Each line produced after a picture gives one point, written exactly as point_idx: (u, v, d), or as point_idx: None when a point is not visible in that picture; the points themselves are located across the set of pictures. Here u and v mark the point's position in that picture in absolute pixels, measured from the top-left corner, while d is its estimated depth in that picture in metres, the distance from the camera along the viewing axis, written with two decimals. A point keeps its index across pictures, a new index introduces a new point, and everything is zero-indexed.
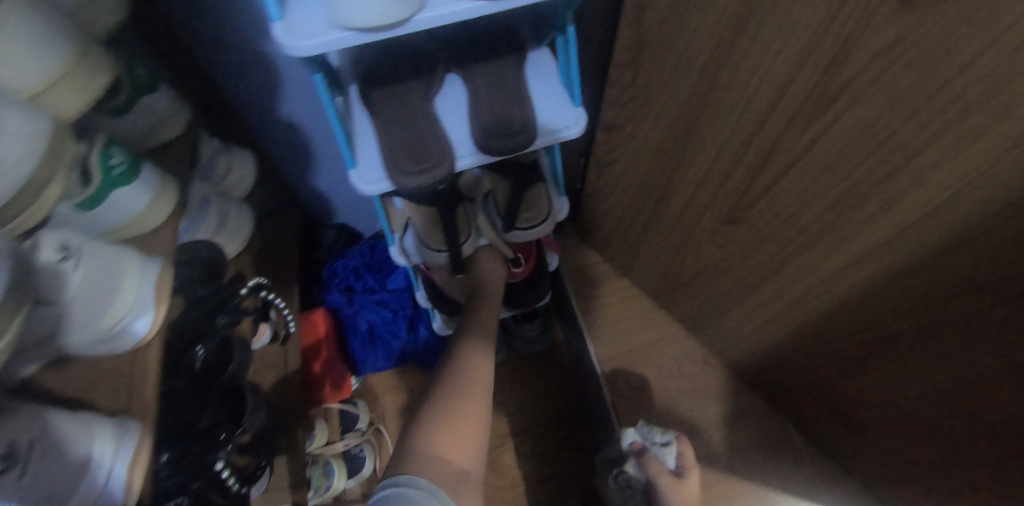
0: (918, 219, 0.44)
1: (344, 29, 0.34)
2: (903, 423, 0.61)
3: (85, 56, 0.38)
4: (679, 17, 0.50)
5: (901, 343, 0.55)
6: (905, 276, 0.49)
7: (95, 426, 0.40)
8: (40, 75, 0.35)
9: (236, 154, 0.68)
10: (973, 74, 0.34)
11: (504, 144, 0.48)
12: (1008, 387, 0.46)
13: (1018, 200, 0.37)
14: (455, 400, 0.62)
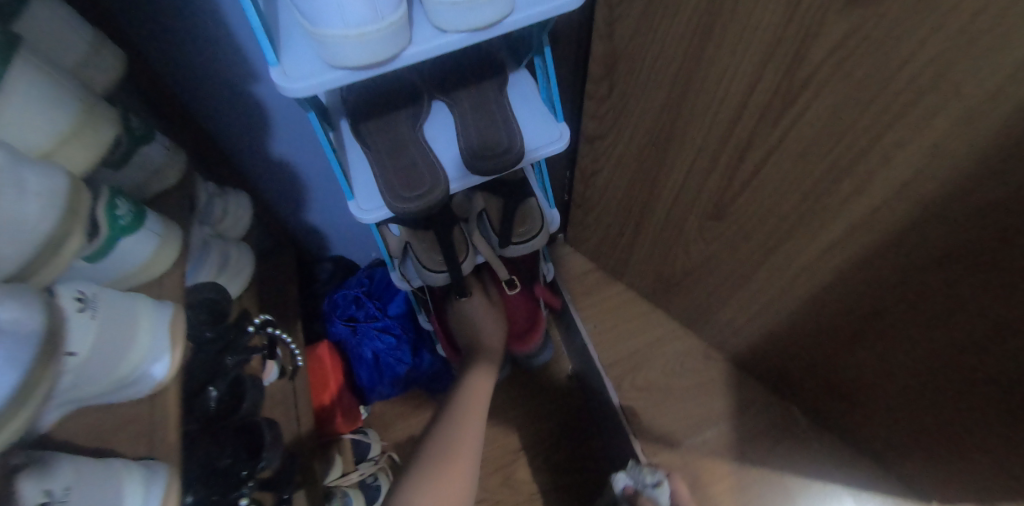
0: (890, 196, 0.47)
1: (338, 69, 0.36)
2: (901, 393, 0.64)
3: (91, 111, 0.40)
4: (647, 29, 0.53)
5: (889, 317, 0.57)
6: (886, 252, 0.51)
7: (122, 472, 0.40)
8: (52, 134, 0.37)
9: (233, 196, 0.70)
10: (924, 58, 0.37)
11: (493, 164, 0.50)
12: (998, 348, 0.48)
13: (981, 170, 0.39)
14: (451, 439, 0.68)
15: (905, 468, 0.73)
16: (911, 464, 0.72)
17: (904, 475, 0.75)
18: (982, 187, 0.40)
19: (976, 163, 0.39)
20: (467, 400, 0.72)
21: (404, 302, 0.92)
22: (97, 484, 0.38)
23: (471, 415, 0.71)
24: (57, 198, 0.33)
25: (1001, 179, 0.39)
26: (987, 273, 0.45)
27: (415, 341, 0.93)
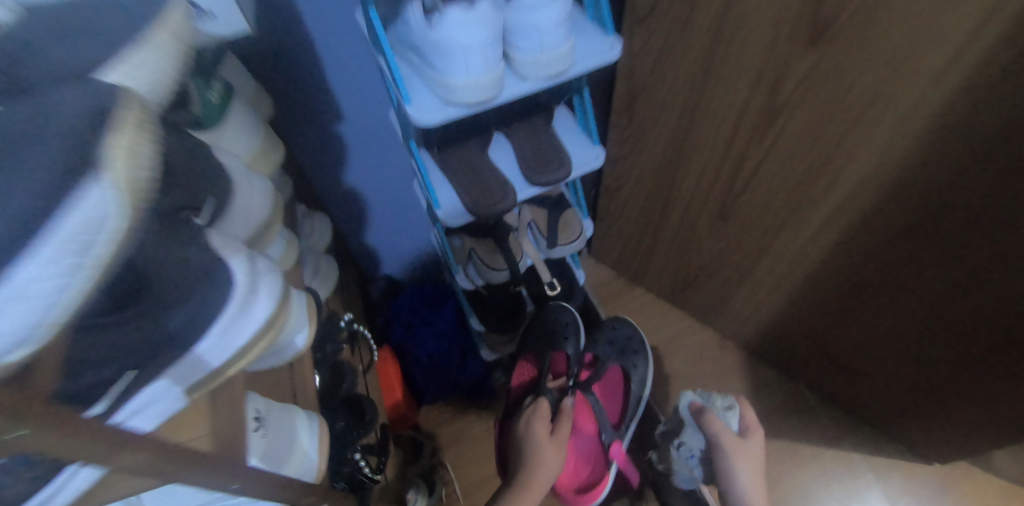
0: (856, 187, 0.61)
1: (453, 105, 0.51)
2: (894, 354, 0.76)
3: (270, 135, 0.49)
4: (659, 70, 0.68)
5: (875, 287, 0.70)
6: (861, 231, 0.65)
7: (292, 412, 0.50)
8: (249, 151, 0.46)
9: (319, 217, 0.79)
10: (866, 82, 0.51)
11: (549, 178, 0.65)
12: (960, 298, 0.61)
13: (920, 159, 0.53)
14: (525, 467, 0.73)
15: (907, 425, 0.86)
16: (912, 418, 0.84)
17: (905, 430, 0.87)
18: (923, 172, 0.54)
19: (921, 151, 0.53)
20: (536, 447, 0.75)
21: (454, 310, 1.04)
22: (280, 417, 0.48)
23: (540, 453, 0.74)
24: (268, 195, 0.44)
25: (943, 159, 0.52)
26: (944, 237, 0.58)
27: (462, 346, 1.04)
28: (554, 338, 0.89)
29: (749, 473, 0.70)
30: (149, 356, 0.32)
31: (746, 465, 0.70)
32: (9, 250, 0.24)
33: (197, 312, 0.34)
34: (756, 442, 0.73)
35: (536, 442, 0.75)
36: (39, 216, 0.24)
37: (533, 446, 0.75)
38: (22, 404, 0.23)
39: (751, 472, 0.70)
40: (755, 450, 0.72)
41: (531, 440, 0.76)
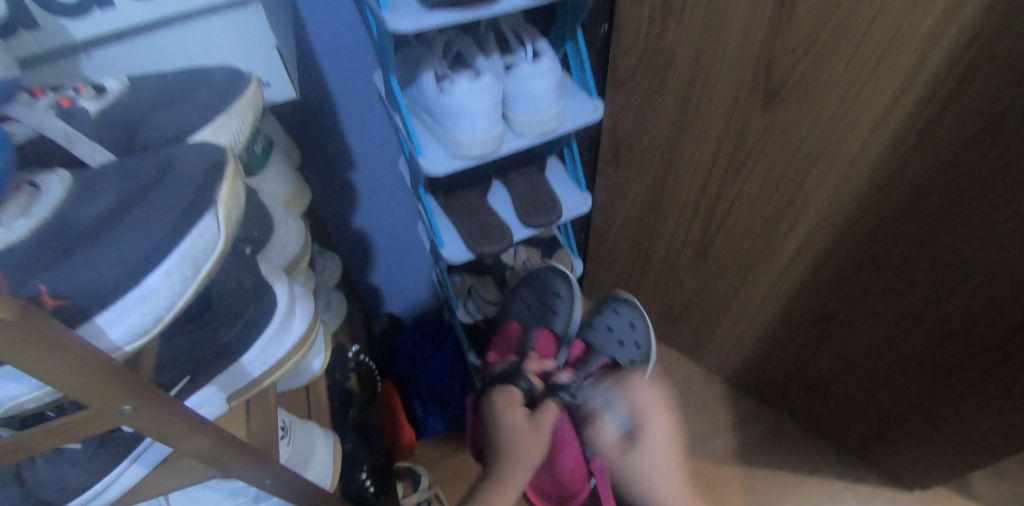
0: (815, 226, 0.68)
1: (459, 159, 0.58)
2: (862, 382, 0.81)
3: (300, 182, 0.56)
4: (638, 127, 0.77)
5: (841, 315, 0.75)
6: (825, 265, 0.71)
7: (315, 428, 0.55)
8: (284, 194, 0.52)
9: (329, 256, 0.80)
10: (813, 139, 0.60)
11: (542, 221, 0.73)
12: (917, 327, 0.67)
13: (864, 204, 0.61)
14: (501, 462, 0.60)
15: (880, 452, 0.91)
16: (886, 446, 0.88)
17: (880, 458, 0.92)
18: (873, 210, 0.61)
19: (869, 191, 0.60)
20: (507, 436, 0.62)
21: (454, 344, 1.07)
22: (305, 431, 0.53)
23: (517, 446, 0.61)
24: (300, 234, 0.51)
25: (889, 195, 0.58)
26: (898, 267, 0.63)
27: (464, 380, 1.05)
28: (544, 314, 0.81)
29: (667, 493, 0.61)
30: (203, 365, 0.38)
31: (662, 484, 0.61)
32: (142, 261, 0.29)
33: (249, 324, 0.40)
34: (660, 452, 0.62)
35: (507, 436, 0.62)
36: (166, 235, 0.30)
37: (509, 441, 0.61)
38: (144, 387, 0.27)
39: (667, 490, 0.61)
40: (653, 458, 0.62)
41: (501, 433, 0.62)
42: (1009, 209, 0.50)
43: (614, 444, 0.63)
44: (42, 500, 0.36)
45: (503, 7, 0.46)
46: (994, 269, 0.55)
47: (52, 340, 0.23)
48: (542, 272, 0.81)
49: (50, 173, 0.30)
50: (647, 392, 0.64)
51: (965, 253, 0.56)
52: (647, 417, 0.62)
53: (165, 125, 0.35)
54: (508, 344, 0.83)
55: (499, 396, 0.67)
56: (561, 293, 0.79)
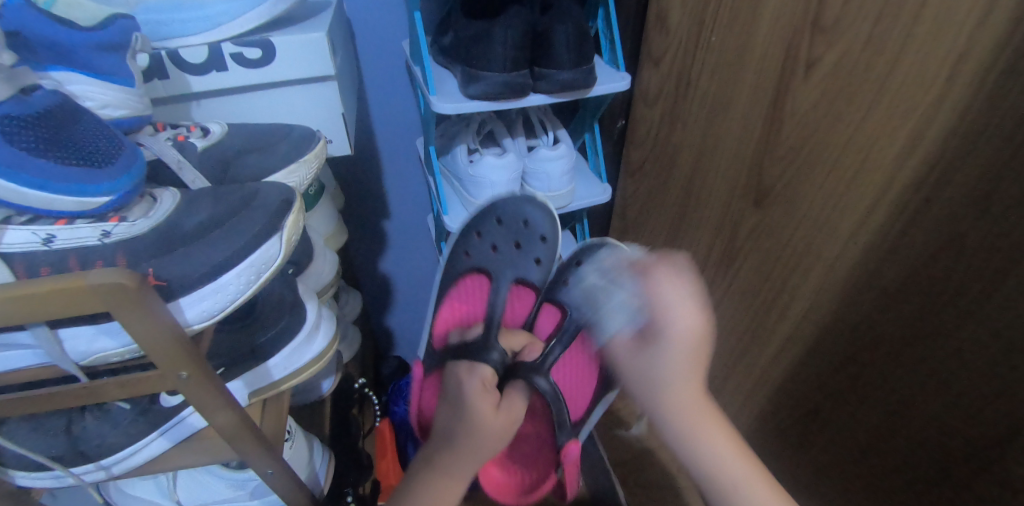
0: (802, 309, 0.65)
1: None
2: (847, 497, 0.69)
3: (340, 222, 0.65)
4: (645, 213, 0.85)
5: (822, 418, 0.69)
6: (819, 344, 0.66)
7: (314, 442, 0.60)
8: (326, 231, 0.61)
9: (353, 293, 0.88)
10: None
11: None
12: (902, 427, 0.58)
13: (837, 308, 0.61)
14: (453, 443, 0.46)
15: None
16: None
17: None
18: (859, 300, 0.58)
19: (848, 289, 0.59)
20: (462, 414, 0.47)
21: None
22: (306, 440, 0.58)
23: (474, 427, 0.46)
24: (333, 266, 0.59)
25: (866, 294, 0.58)
26: (875, 372, 0.60)
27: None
28: (518, 266, 0.63)
29: (687, 424, 0.44)
30: (239, 357, 0.45)
31: (682, 412, 0.44)
32: (220, 264, 0.36)
33: (282, 331, 0.48)
34: (682, 363, 0.44)
35: (469, 417, 0.47)
36: (242, 246, 0.37)
37: (467, 422, 0.46)
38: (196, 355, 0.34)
39: (687, 423, 0.44)
40: (673, 377, 0.44)
41: (455, 411, 0.48)
42: (973, 323, 0.48)
43: (626, 339, 0.48)
44: (84, 452, 0.43)
45: (529, 102, 0.56)
46: (999, 383, 0.47)
47: (150, 309, 0.30)
48: (524, 211, 0.63)
49: (166, 189, 0.40)
50: (675, 294, 0.45)
51: (961, 361, 0.50)
52: (669, 315, 0.45)
53: (249, 165, 0.44)
54: (475, 301, 0.64)
55: (462, 367, 0.53)
56: (548, 242, 0.63)
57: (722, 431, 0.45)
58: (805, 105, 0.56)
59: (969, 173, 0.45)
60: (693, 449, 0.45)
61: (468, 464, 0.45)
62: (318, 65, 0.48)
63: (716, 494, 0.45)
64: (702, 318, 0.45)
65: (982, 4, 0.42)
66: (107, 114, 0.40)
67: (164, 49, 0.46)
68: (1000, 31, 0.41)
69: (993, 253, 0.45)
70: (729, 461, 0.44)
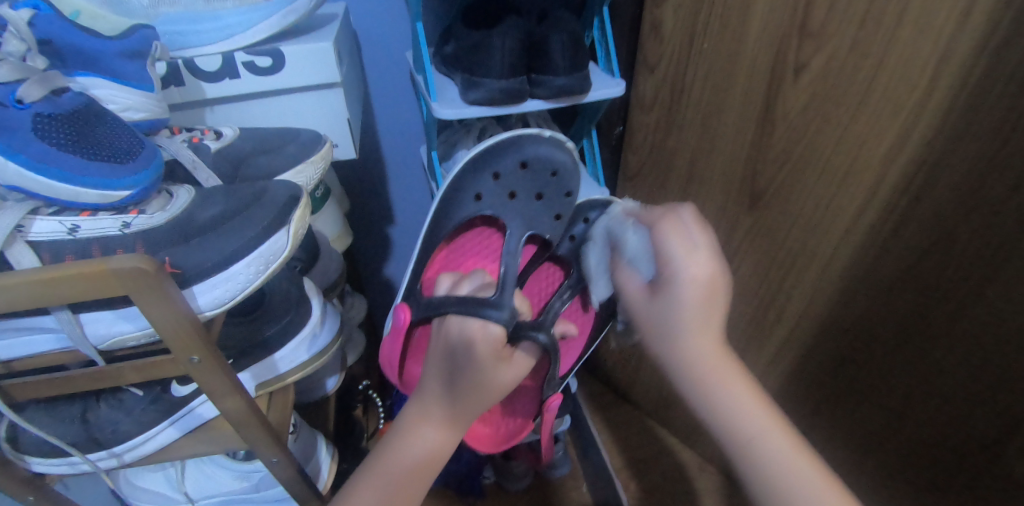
0: (819, 278, 0.64)
1: None
2: (882, 450, 0.67)
3: (345, 221, 0.66)
4: None
5: (826, 413, 0.72)
6: (845, 301, 0.63)
7: (318, 437, 0.62)
8: (332, 231, 0.63)
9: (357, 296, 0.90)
10: None
11: None
12: (941, 375, 0.56)
13: (859, 270, 0.60)
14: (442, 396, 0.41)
15: None
16: None
17: None
18: (885, 257, 0.56)
19: (844, 294, 0.62)
20: (466, 371, 0.41)
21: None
22: (309, 434, 0.60)
23: (484, 382, 0.41)
24: (335, 267, 0.62)
25: (860, 294, 0.61)
26: (878, 364, 0.62)
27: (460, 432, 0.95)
28: (535, 219, 0.59)
29: (697, 365, 0.40)
30: (246, 348, 0.48)
31: (699, 357, 0.40)
32: (232, 254, 0.39)
33: (289, 323, 0.50)
34: (694, 305, 0.39)
35: (481, 383, 0.41)
36: (253, 238, 0.39)
37: (476, 377, 0.41)
38: (205, 337, 0.36)
39: (700, 364, 0.40)
40: (687, 316, 0.40)
41: (462, 365, 0.41)
42: (970, 316, 0.51)
43: (638, 289, 0.44)
44: (97, 439, 0.45)
45: (527, 107, 0.58)
46: (995, 377, 0.52)
47: (169, 295, 0.33)
48: (560, 164, 0.57)
49: (182, 186, 0.42)
50: (687, 241, 0.40)
51: (956, 361, 0.54)
52: (673, 265, 0.40)
53: (262, 164, 0.47)
54: (482, 253, 0.63)
55: (472, 322, 0.44)
56: (572, 199, 0.59)
57: (741, 378, 0.40)
58: (794, 108, 0.58)
59: (962, 163, 0.47)
60: (710, 400, 0.39)
61: (467, 415, 0.42)
62: (325, 73, 0.51)
63: (734, 452, 0.39)
64: (717, 268, 0.40)
65: (960, 9, 0.43)
66: (127, 117, 0.42)
67: (180, 57, 0.48)
68: (980, 33, 0.43)
69: (985, 252, 0.48)
70: (749, 412, 0.39)
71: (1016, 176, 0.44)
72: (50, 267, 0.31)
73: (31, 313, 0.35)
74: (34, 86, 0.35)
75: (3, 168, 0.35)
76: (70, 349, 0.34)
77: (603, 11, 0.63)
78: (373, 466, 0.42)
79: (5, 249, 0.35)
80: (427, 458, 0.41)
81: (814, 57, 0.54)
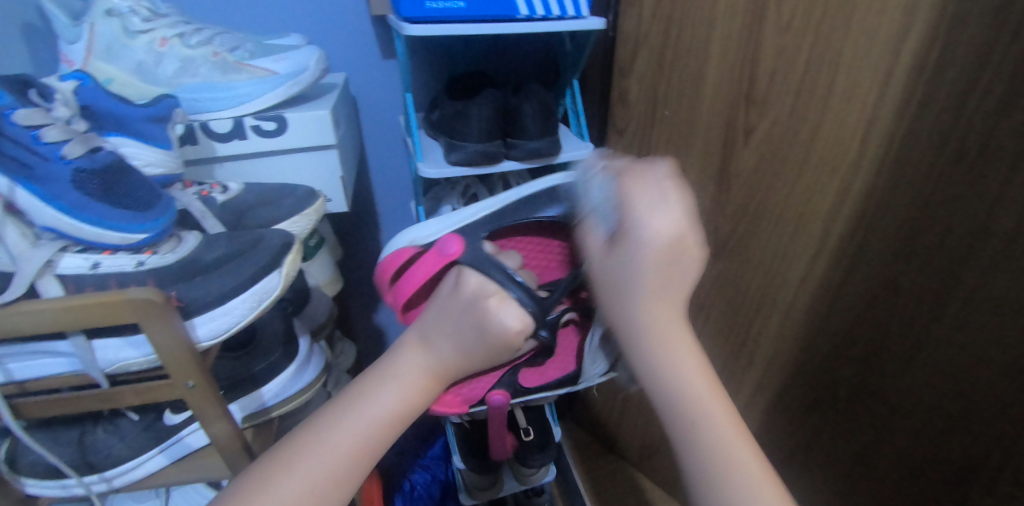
0: (782, 322, 0.68)
1: None
2: (858, 478, 0.67)
3: (336, 270, 0.71)
4: None
5: (800, 458, 0.74)
6: (817, 328, 0.65)
7: None
8: (323, 278, 0.68)
9: (350, 343, 0.93)
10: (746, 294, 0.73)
11: None
12: (913, 399, 0.57)
13: (817, 309, 0.64)
14: (448, 345, 0.43)
15: None
16: None
17: None
18: (840, 299, 0.61)
19: (806, 333, 0.66)
20: (474, 333, 0.42)
21: (443, 447, 1.00)
22: None
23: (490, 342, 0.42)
24: (323, 310, 0.67)
25: (822, 341, 0.65)
26: (844, 411, 0.66)
27: (445, 481, 0.96)
28: None
29: (653, 333, 0.39)
30: (234, 383, 0.52)
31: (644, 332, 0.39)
32: (230, 290, 0.43)
33: (276, 360, 0.54)
34: (650, 273, 0.39)
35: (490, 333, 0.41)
36: (251, 276, 0.44)
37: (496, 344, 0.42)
38: (196, 360, 0.40)
39: (651, 338, 0.39)
40: (639, 283, 0.39)
41: (475, 328, 0.42)
42: (930, 344, 0.54)
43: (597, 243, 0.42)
44: (90, 462, 0.48)
45: (503, 167, 0.65)
46: (967, 400, 0.53)
47: (173, 324, 0.38)
48: None
49: (190, 232, 0.48)
50: (650, 201, 0.40)
51: (913, 402, 0.58)
52: (634, 220, 0.39)
53: (260, 216, 0.53)
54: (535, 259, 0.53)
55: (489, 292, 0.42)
56: None
57: (692, 348, 0.40)
58: (746, 167, 0.64)
59: (896, 214, 0.53)
60: (656, 373, 0.39)
61: (459, 371, 0.44)
62: (324, 135, 0.58)
63: (676, 437, 0.38)
64: (684, 234, 0.39)
65: (881, 78, 0.50)
66: (149, 172, 0.48)
67: (196, 121, 0.55)
68: (898, 99, 0.50)
69: (925, 295, 0.53)
70: (693, 389, 0.38)
71: (943, 225, 0.50)
72: (72, 296, 0.36)
73: (48, 337, 0.40)
74: (76, 145, 0.41)
75: (42, 212, 0.40)
76: (81, 371, 0.39)
77: (575, 83, 0.71)
78: (336, 403, 0.40)
79: (36, 280, 0.40)
80: (413, 405, 0.42)
81: (760, 122, 0.61)
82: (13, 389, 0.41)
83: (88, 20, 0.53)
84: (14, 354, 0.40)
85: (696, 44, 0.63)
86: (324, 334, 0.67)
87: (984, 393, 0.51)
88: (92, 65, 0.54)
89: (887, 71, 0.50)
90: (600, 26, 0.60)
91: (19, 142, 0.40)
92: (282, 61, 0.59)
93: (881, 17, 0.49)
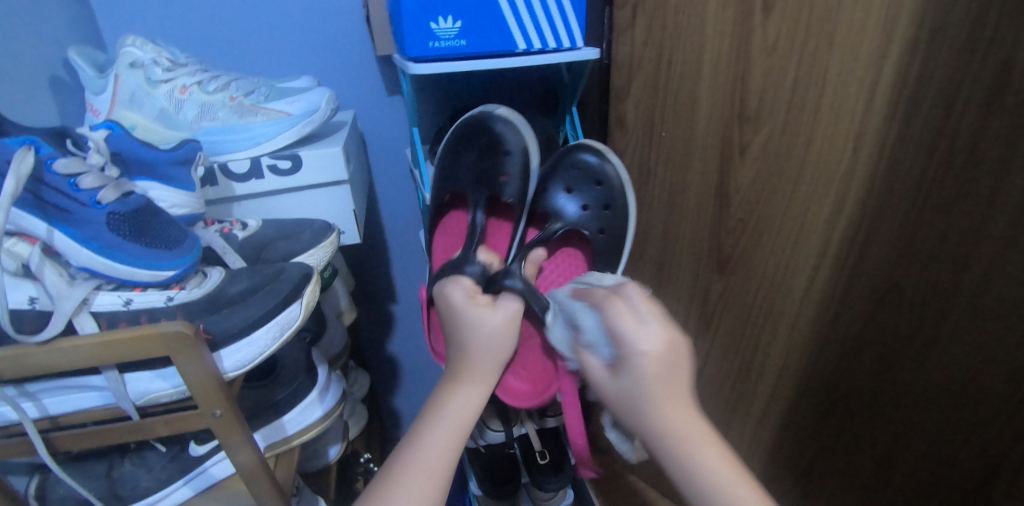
0: (790, 332, 0.69)
1: None
2: (881, 486, 0.66)
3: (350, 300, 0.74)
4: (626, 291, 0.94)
5: (818, 469, 0.74)
6: (826, 336, 0.66)
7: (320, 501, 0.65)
8: (338, 308, 0.70)
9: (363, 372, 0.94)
10: None
11: None
12: (929, 400, 0.58)
13: (824, 317, 0.65)
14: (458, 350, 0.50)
15: None
16: None
17: None
18: (847, 306, 0.62)
19: (815, 341, 0.67)
20: (466, 326, 0.49)
21: (459, 474, 1.00)
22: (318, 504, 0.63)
23: (496, 346, 0.49)
24: (338, 339, 0.69)
25: (830, 350, 0.66)
26: (859, 419, 0.66)
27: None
28: (485, 182, 0.62)
29: (671, 438, 0.40)
30: (256, 413, 0.54)
31: (667, 434, 0.40)
32: (256, 320, 0.46)
33: (296, 389, 0.56)
34: (655, 383, 0.41)
35: (461, 322, 0.49)
36: (273, 307, 0.46)
37: (482, 326, 0.49)
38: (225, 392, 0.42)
39: (671, 440, 0.40)
40: (651, 391, 0.41)
41: (461, 323, 0.50)
42: (940, 347, 0.55)
43: (602, 373, 0.44)
44: (119, 494, 0.49)
45: None
46: (984, 402, 0.53)
47: (202, 356, 0.40)
48: (490, 130, 0.62)
49: (214, 268, 0.51)
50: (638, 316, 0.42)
51: (927, 405, 0.58)
52: (629, 337, 0.41)
53: (280, 249, 0.55)
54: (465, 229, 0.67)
55: (448, 283, 0.52)
56: (513, 154, 0.60)
57: (720, 447, 0.41)
58: (744, 183, 0.66)
59: (893, 222, 0.55)
60: (682, 465, 0.40)
61: (487, 363, 0.49)
62: (336, 171, 0.61)
63: None
64: (673, 340, 0.41)
65: (866, 93, 0.53)
66: (175, 212, 0.51)
67: (216, 162, 0.58)
68: (884, 113, 0.52)
69: (930, 298, 0.54)
70: (734, 486, 0.39)
71: (940, 229, 0.51)
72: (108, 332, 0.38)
73: (83, 373, 0.42)
74: (109, 190, 0.45)
75: (78, 253, 0.43)
76: (115, 402, 0.41)
77: (574, 110, 0.73)
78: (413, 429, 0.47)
79: (72, 318, 0.42)
80: (471, 410, 0.48)
81: (754, 140, 0.63)
82: (47, 424, 0.43)
83: (113, 72, 0.56)
84: (48, 390, 0.42)
85: (687, 68, 0.66)
86: (339, 363, 0.70)
87: (996, 393, 0.52)
88: (118, 113, 0.58)
89: (872, 85, 0.52)
90: (595, 56, 0.63)
91: (59, 189, 0.43)
92: (295, 102, 0.62)
93: (862, 35, 0.52)
